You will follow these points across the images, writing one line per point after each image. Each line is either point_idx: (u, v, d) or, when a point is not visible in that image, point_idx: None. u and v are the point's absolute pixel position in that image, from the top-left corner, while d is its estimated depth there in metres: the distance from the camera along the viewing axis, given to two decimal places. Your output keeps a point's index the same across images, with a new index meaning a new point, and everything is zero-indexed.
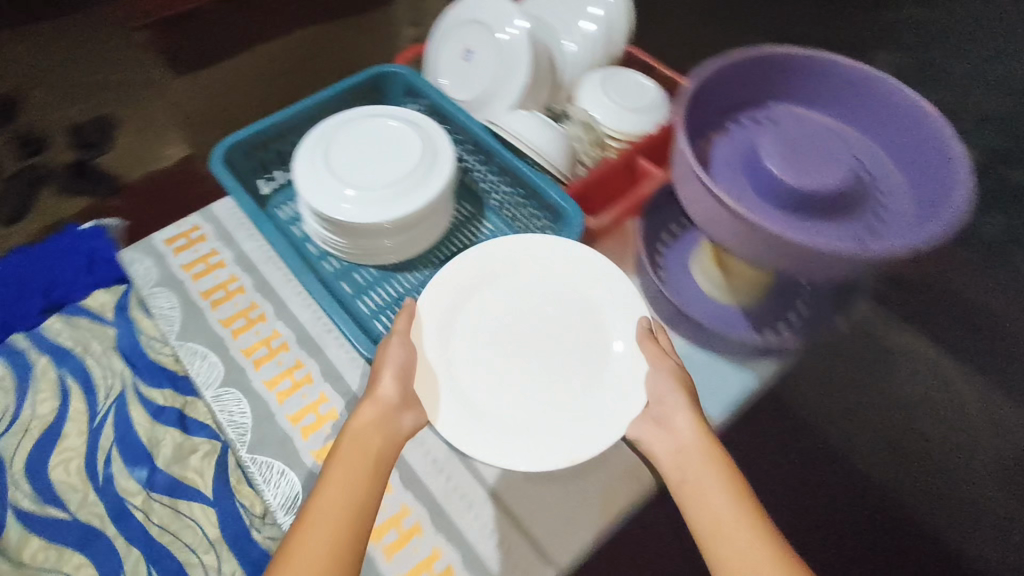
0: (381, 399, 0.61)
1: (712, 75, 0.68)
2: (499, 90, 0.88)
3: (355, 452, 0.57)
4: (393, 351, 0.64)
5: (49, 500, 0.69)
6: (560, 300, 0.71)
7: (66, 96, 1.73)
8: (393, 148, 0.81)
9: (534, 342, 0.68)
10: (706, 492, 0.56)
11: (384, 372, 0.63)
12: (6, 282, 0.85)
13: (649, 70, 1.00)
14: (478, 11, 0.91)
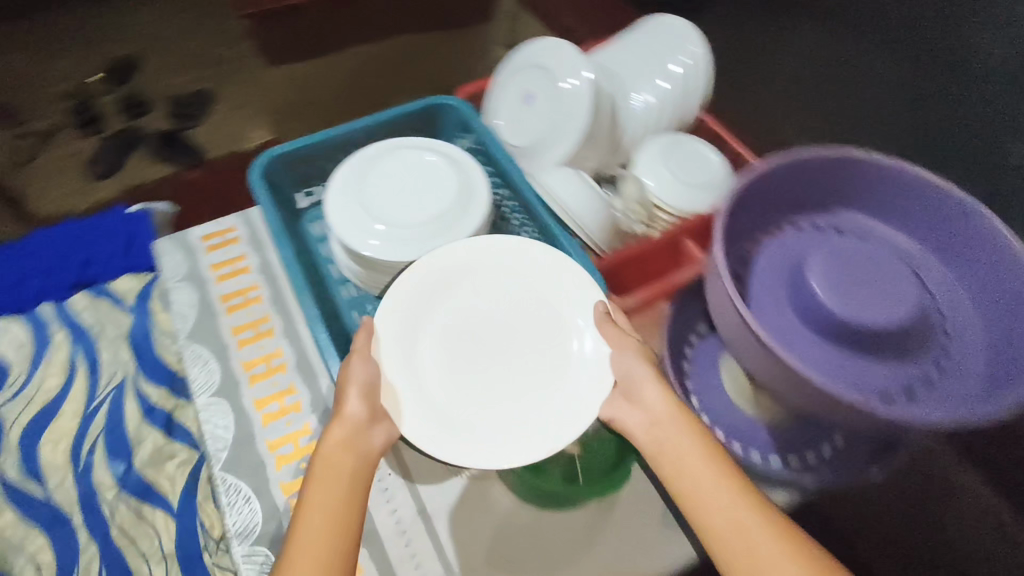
0: (349, 419, 0.58)
1: (769, 175, 0.63)
2: (551, 144, 0.84)
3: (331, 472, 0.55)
4: (356, 367, 0.61)
5: (31, 475, 0.71)
6: (522, 298, 0.68)
7: (176, 68, 1.84)
8: (428, 187, 0.79)
9: (483, 354, 0.65)
10: (678, 449, 0.56)
11: (350, 390, 0.59)
12: (46, 251, 0.86)
13: (720, 142, 0.93)
14: (544, 54, 0.87)
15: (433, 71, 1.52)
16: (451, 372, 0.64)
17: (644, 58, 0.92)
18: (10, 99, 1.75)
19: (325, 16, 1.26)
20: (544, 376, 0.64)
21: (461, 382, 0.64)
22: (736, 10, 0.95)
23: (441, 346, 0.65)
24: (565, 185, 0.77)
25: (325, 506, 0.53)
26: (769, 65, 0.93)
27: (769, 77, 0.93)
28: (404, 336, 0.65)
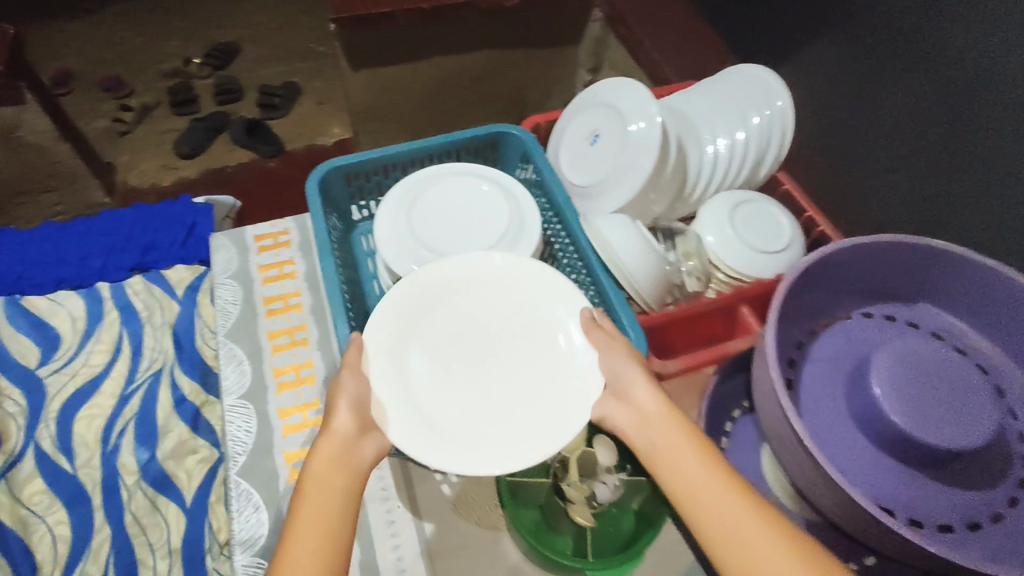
0: (337, 434, 0.55)
1: (838, 262, 0.59)
2: (614, 188, 0.81)
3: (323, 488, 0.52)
4: (348, 383, 0.59)
5: (64, 449, 0.73)
6: (523, 297, 0.69)
7: (269, 59, 1.92)
8: (478, 217, 0.79)
9: (479, 357, 0.66)
10: (670, 443, 0.54)
11: (339, 404, 0.57)
12: (114, 232, 0.90)
13: (795, 202, 0.88)
14: (615, 93, 0.84)
15: (513, 88, 1.51)
16: (447, 379, 0.64)
17: (724, 108, 0.88)
18: (118, 72, 1.86)
19: (414, 27, 1.27)
20: (537, 382, 0.65)
21: (459, 400, 0.63)
22: (836, 68, 0.89)
23: (439, 350, 0.66)
24: (618, 232, 0.74)
25: (317, 520, 0.50)
26: (865, 130, 0.86)
27: (863, 142, 0.86)
28: (398, 350, 0.64)
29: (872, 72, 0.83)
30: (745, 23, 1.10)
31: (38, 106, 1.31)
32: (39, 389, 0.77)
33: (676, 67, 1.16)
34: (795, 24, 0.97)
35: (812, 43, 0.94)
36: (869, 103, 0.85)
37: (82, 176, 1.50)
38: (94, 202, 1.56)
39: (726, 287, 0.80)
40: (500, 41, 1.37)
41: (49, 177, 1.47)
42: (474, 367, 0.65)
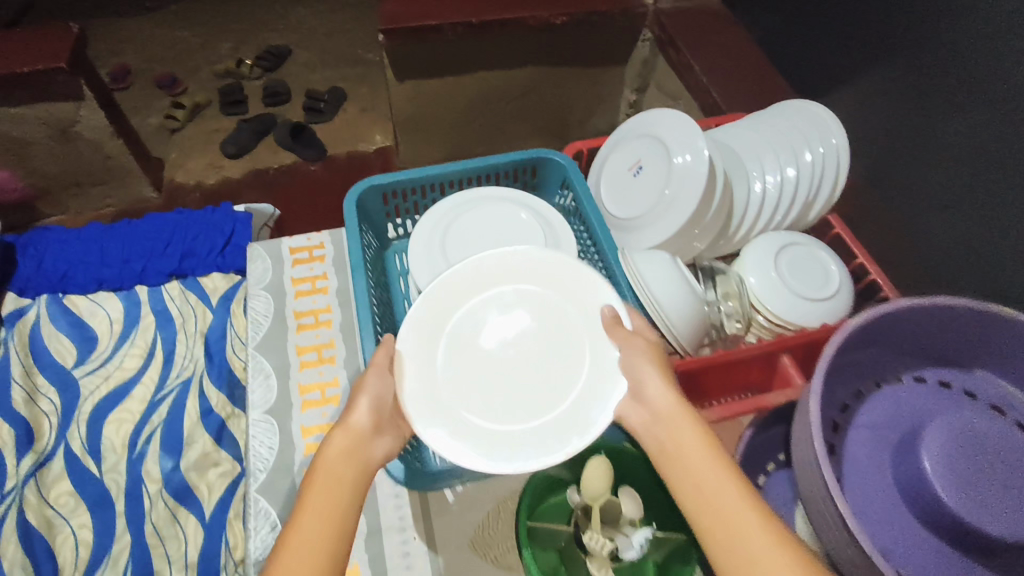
0: (354, 428, 0.53)
1: (892, 322, 0.56)
2: (657, 224, 0.79)
3: (331, 478, 0.48)
4: (371, 380, 0.58)
5: (92, 452, 0.74)
6: (548, 291, 0.67)
7: (318, 64, 1.94)
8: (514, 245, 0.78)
9: (506, 352, 0.64)
10: (681, 439, 0.50)
11: (360, 398, 0.56)
12: (155, 236, 0.91)
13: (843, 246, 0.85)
14: (662, 124, 0.82)
15: (557, 105, 1.49)
16: (475, 375, 0.63)
17: (774, 144, 0.85)
18: (173, 71, 1.91)
19: (462, 41, 1.27)
20: (558, 379, 0.63)
21: (486, 398, 0.62)
22: (899, 108, 0.85)
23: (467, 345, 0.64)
24: (658, 272, 0.72)
25: (321, 511, 0.46)
26: (927, 174, 0.82)
27: (925, 187, 0.82)
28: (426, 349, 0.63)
29: (939, 114, 0.79)
30: (802, 53, 1.06)
31: (95, 102, 1.35)
32: (73, 389, 0.78)
33: (726, 93, 1.12)
34: (855, 57, 0.93)
35: (874, 80, 0.90)
36: (933, 147, 0.80)
37: (132, 172, 1.54)
38: (143, 197, 1.60)
39: (768, 333, 0.77)
40: (546, 58, 1.36)
41: (101, 170, 1.51)
42: (503, 363, 0.64)
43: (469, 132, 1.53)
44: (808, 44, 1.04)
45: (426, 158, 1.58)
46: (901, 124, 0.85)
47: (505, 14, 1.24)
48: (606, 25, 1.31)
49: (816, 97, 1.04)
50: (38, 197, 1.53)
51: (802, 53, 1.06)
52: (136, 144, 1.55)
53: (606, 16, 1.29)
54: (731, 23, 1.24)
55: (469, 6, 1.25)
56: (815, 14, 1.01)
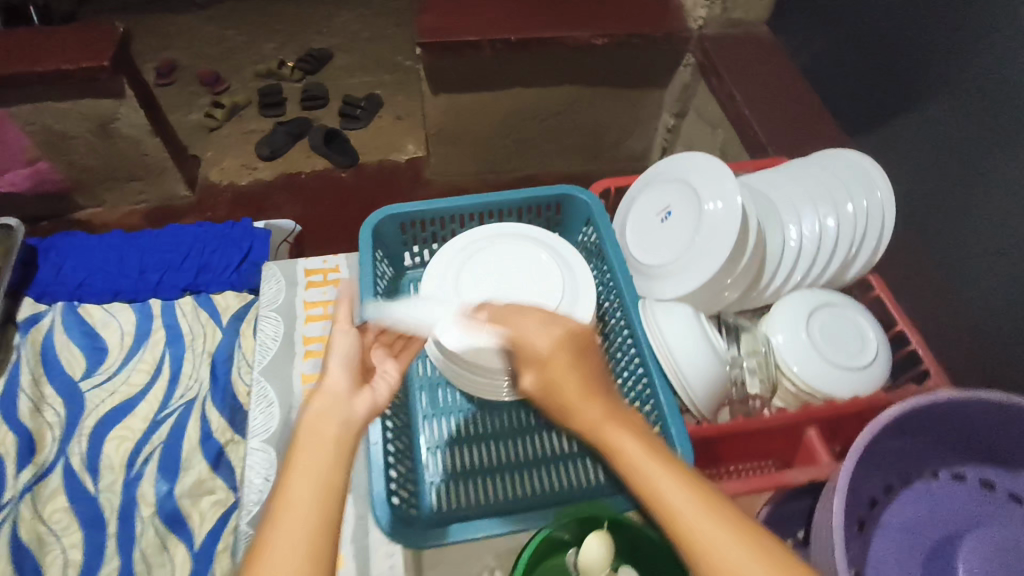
0: (333, 391, 0.47)
1: (921, 419, 0.53)
2: (681, 274, 0.75)
3: (316, 440, 0.43)
4: (341, 345, 0.52)
5: (90, 468, 0.73)
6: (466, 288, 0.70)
7: (356, 70, 1.93)
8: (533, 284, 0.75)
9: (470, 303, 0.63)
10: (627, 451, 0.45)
11: (332, 361, 0.50)
12: (173, 248, 0.91)
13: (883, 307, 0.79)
14: (692, 170, 0.79)
15: (592, 126, 1.45)
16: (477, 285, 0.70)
17: (815, 193, 0.80)
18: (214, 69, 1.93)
19: (499, 57, 1.24)
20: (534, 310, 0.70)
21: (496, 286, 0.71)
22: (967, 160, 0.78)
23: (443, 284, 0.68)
24: (677, 330, 0.70)
25: (315, 469, 0.41)
26: (992, 235, 0.76)
27: (990, 247, 0.76)
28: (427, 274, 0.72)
29: (1016, 171, 0.73)
30: (857, 90, 1.00)
31: (135, 100, 1.36)
32: (78, 402, 0.78)
33: (772, 127, 1.07)
34: (915, 100, 0.87)
35: (935, 129, 0.84)
36: (1003, 206, 0.74)
37: (167, 171, 1.55)
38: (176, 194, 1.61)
39: (793, 401, 0.72)
40: (585, 78, 1.32)
41: (137, 167, 1.53)
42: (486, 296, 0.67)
43: (501, 148, 1.50)
44: (865, 81, 0.98)
45: (458, 172, 1.56)
46: (966, 177, 0.79)
47: (545, 32, 1.21)
48: (648, 48, 1.26)
49: (869, 139, 0.98)
50: (75, 190, 1.55)
51: (857, 90, 1.00)
52: (172, 142, 1.55)
53: (648, 38, 1.24)
54: (781, 53, 1.18)
55: (508, 23, 1.22)
56: (873, 50, 0.95)
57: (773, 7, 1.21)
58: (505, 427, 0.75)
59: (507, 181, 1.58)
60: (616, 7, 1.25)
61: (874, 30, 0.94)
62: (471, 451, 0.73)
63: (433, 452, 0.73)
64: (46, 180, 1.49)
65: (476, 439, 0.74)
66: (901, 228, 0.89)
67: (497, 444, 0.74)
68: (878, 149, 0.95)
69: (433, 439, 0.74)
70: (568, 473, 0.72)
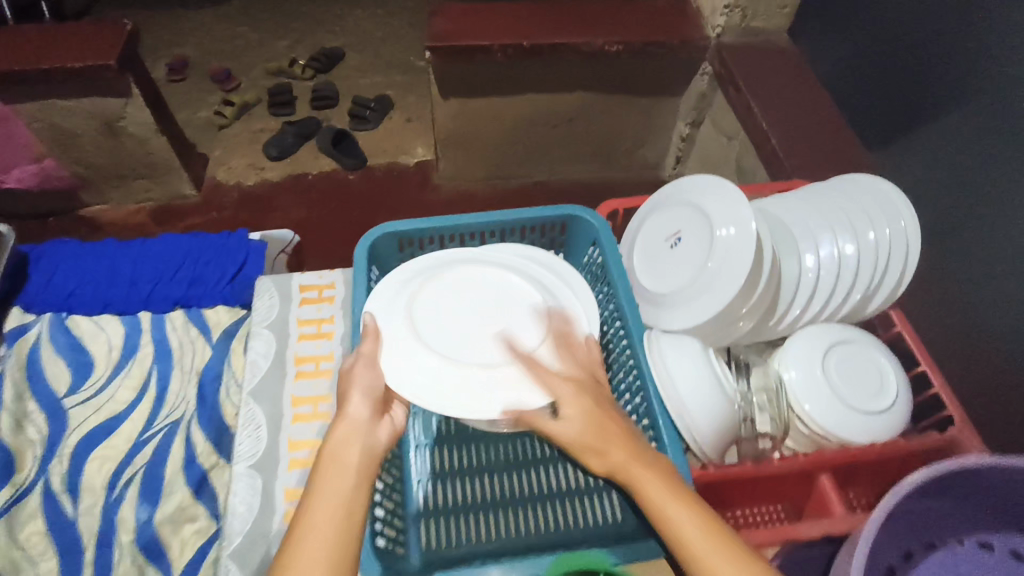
0: (354, 420, 0.54)
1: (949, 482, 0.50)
2: (690, 303, 0.72)
3: (339, 463, 0.51)
4: (359, 373, 0.58)
5: (70, 489, 0.71)
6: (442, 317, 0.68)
7: (370, 71, 1.85)
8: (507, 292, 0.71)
9: (469, 335, 0.68)
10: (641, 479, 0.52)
11: (352, 393, 0.56)
12: (167, 259, 0.88)
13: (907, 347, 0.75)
14: (704, 193, 0.75)
15: (605, 135, 1.39)
16: (471, 287, 0.72)
17: (833, 219, 0.76)
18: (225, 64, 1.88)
19: (511, 64, 1.20)
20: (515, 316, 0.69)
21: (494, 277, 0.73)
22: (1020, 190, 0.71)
23: (436, 302, 0.70)
24: (682, 365, 0.66)
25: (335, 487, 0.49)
26: None
27: None
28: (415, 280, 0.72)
29: None
30: (895, 107, 0.93)
31: (142, 99, 1.33)
32: (61, 419, 0.75)
33: (789, 142, 1.02)
34: (954, 123, 0.81)
35: (981, 154, 0.77)
36: None
37: (172, 168, 1.50)
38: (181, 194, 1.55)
39: (806, 443, 0.68)
40: (601, 85, 1.27)
41: (144, 166, 1.48)
42: (483, 309, 0.70)
43: (512, 154, 1.45)
44: (898, 97, 0.92)
45: (466, 176, 1.51)
46: (1010, 208, 0.73)
47: (558, 38, 1.17)
48: (664, 58, 1.21)
49: (902, 159, 0.92)
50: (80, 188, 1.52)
51: (893, 107, 0.93)
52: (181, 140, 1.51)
53: (665, 47, 1.19)
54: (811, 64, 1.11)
55: (520, 28, 1.18)
56: (909, 66, 0.89)
57: (794, 15, 1.17)
58: (498, 459, 0.72)
59: (517, 189, 1.52)
60: (633, 15, 1.20)
61: (909, 46, 0.89)
62: (463, 484, 0.71)
63: (424, 485, 0.70)
64: (52, 178, 1.46)
65: (468, 472, 0.72)
66: (950, 261, 0.81)
67: (489, 477, 0.71)
68: (912, 169, 0.89)
69: (425, 471, 0.71)
70: (565, 511, 0.69)
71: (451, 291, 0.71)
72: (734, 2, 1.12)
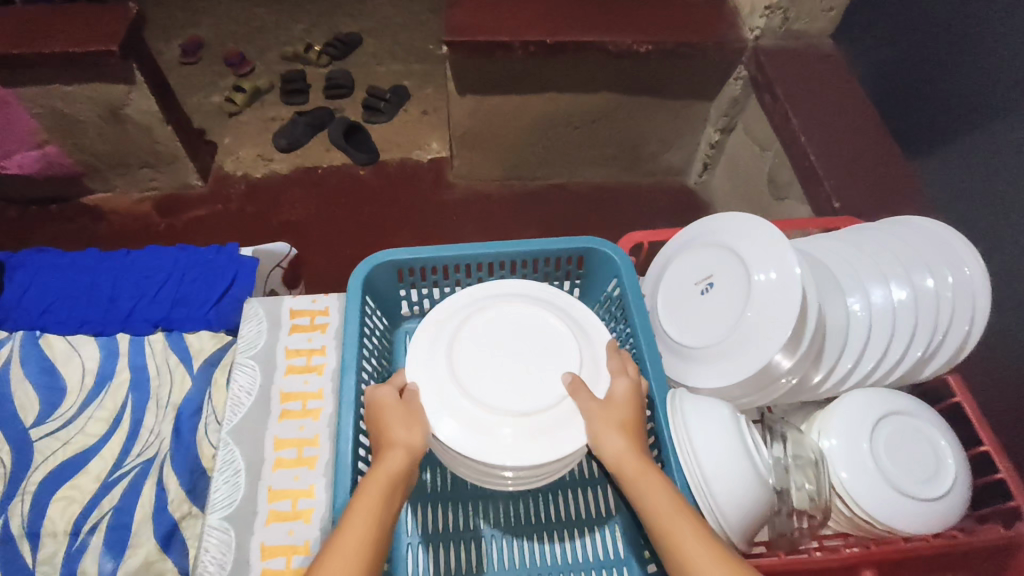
0: (414, 451, 0.54)
1: None
2: (727, 360, 0.63)
3: (389, 490, 0.52)
4: (416, 410, 0.57)
5: (30, 535, 0.65)
6: (478, 369, 0.61)
7: (388, 52, 1.65)
8: (532, 333, 0.65)
9: (507, 375, 0.61)
10: (678, 531, 0.49)
11: (415, 422, 0.56)
12: (152, 275, 0.82)
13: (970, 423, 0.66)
14: (738, 234, 0.67)
15: (630, 138, 1.28)
16: (500, 322, 0.65)
17: (884, 264, 0.67)
18: (231, 35, 1.69)
19: (532, 62, 1.08)
20: (537, 352, 0.63)
21: (522, 309, 0.66)
22: None
23: (470, 345, 0.63)
24: (716, 430, 0.58)
25: (373, 511, 0.50)
26: None
27: None
28: (446, 322, 0.65)
29: None
30: (971, 127, 0.80)
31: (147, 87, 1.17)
32: (26, 453, 0.69)
33: (827, 158, 0.92)
34: None
35: None
36: None
37: (179, 157, 1.34)
38: (189, 184, 1.41)
39: (848, 524, 0.60)
40: (629, 86, 1.14)
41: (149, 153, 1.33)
42: (516, 345, 0.64)
43: (530, 153, 1.32)
44: (972, 110, 0.80)
45: (482, 176, 1.39)
46: None
47: (583, 36, 1.04)
48: (696, 60, 1.09)
49: (991, 190, 0.77)
50: (88, 176, 1.36)
51: (963, 128, 0.81)
52: (186, 124, 1.35)
53: (698, 48, 1.07)
54: (880, 68, 0.96)
55: (546, 23, 1.06)
56: (1001, 82, 0.76)
57: (840, 19, 1.05)
58: (497, 522, 0.67)
59: (533, 190, 1.41)
60: (662, 10, 1.09)
61: (999, 62, 0.76)
62: (457, 550, 0.65)
63: (414, 549, 0.64)
64: (55, 164, 1.31)
65: (463, 535, 0.66)
66: None
67: (486, 543, 0.66)
68: (988, 202, 0.77)
69: (417, 533, 0.65)
70: None
71: (475, 338, 0.64)
72: (776, 3, 1.01)
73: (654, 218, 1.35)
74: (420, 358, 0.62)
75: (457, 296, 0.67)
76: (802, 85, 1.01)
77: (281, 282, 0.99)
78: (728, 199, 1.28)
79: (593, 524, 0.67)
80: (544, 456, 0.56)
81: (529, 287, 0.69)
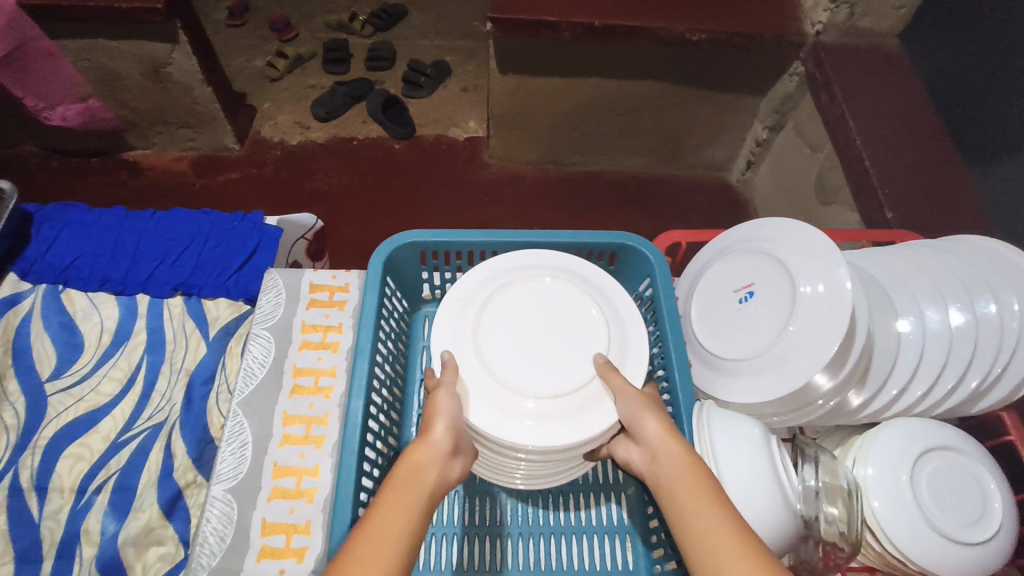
0: (435, 447, 0.48)
1: None
2: (767, 372, 0.59)
3: (412, 486, 0.45)
4: (443, 400, 0.52)
5: (38, 488, 0.66)
6: (501, 345, 0.58)
7: (432, 25, 1.61)
8: (558, 315, 0.61)
9: (532, 358, 0.57)
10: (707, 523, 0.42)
11: (439, 420, 0.50)
12: (177, 237, 0.81)
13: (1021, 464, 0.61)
14: (785, 239, 0.62)
15: (674, 129, 1.23)
16: (525, 303, 0.61)
17: (942, 286, 0.62)
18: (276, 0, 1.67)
19: (578, 44, 1.03)
20: (563, 334, 0.59)
21: (548, 291, 0.62)
22: None
23: (493, 321, 0.59)
24: (746, 447, 0.54)
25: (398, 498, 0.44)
26: None
27: None
28: (471, 297, 0.61)
29: None
30: None
31: (189, 46, 1.15)
32: (40, 406, 0.70)
33: (884, 164, 0.86)
34: None
35: None
36: None
37: (218, 119, 1.33)
38: (225, 147, 1.40)
39: (878, 561, 0.57)
40: (678, 75, 1.09)
41: (188, 113, 1.32)
42: (541, 326, 0.60)
43: (568, 138, 1.28)
44: None
45: (517, 158, 1.36)
46: None
47: (634, 20, 0.98)
48: (753, 52, 1.03)
49: None
50: (125, 131, 1.36)
51: None
52: (227, 89, 1.34)
53: (756, 40, 1.00)
54: (948, 72, 0.89)
55: (594, 6, 1.01)
56: None
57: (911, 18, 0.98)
58: (506, 521, 0.65)
59: (568, 176, 1.36)
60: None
61: None
62: (462, 544, 0.63)
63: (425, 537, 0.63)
64: (98, 117, 1.31)
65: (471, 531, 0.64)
66: None
67: (492, 541, 0.64)
68: None
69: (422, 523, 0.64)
70: None
71: (498, 315, 0.60)
72: None
73: (692, 214, 1.30)
74: (443, 330, 0.59)
75: (482, 273, 0.63)
76: (866, 86, 0.95)
77: (305, 255, 0.97)
78: (771, 200, 1.22)
79: (600, 533, 0.65)
80: (566, 439, 0.52)
81: (557, 266, 0.65)
